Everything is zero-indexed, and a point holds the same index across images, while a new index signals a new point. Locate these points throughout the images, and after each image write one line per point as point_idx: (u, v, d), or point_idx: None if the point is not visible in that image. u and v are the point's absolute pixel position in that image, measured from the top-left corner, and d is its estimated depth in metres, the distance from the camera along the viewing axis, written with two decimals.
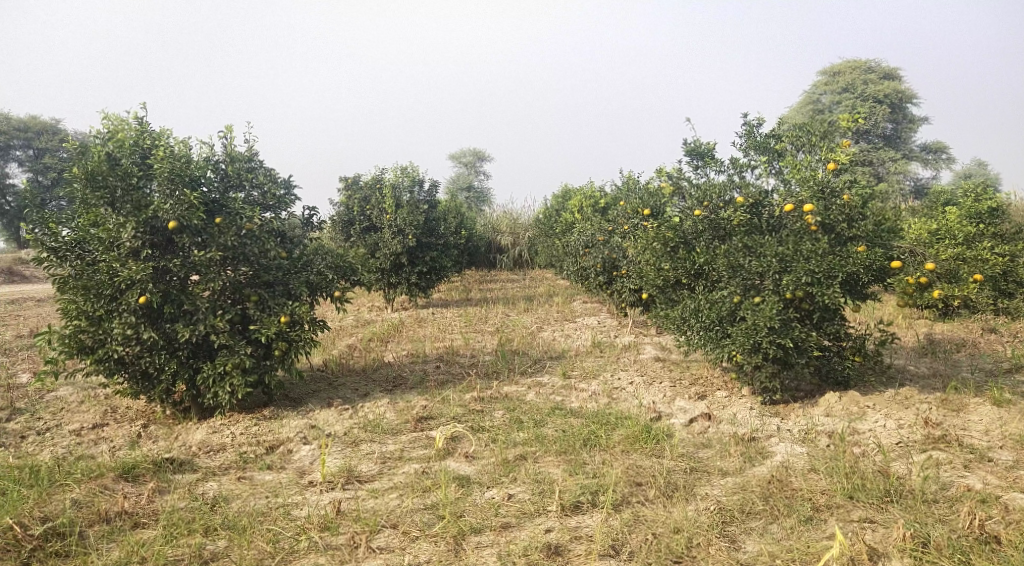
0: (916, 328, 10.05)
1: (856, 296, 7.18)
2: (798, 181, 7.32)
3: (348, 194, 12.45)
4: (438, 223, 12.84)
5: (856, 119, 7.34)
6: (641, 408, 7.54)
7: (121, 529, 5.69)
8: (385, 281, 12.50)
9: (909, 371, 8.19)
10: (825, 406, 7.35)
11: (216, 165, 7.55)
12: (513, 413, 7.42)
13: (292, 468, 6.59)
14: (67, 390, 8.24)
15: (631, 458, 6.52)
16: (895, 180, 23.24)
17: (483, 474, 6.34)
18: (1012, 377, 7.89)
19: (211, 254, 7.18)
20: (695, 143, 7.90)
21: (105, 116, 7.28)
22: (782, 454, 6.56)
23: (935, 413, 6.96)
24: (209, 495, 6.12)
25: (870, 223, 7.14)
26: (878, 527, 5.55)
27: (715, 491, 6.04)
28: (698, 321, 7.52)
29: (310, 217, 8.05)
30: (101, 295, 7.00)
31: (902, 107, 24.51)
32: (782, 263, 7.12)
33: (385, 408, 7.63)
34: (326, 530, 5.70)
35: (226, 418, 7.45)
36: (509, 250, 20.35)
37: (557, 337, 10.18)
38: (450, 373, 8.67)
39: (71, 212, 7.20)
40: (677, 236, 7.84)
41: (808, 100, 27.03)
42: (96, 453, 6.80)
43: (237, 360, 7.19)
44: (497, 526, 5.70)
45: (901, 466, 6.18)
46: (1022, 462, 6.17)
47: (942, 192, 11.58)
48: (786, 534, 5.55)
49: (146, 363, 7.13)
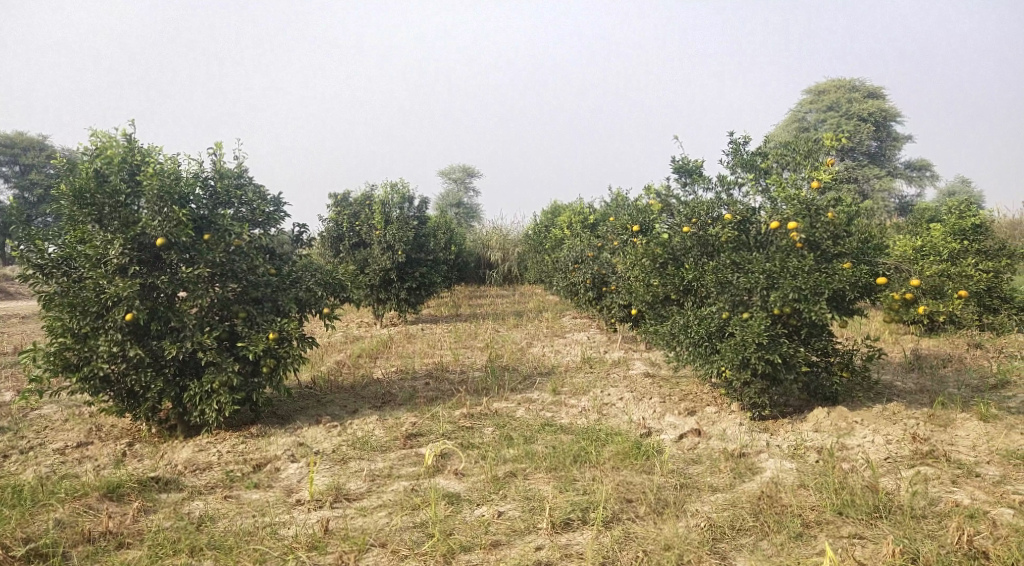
0: (903, 344, 10.10)
1: (843, 312, 7.23)
2: (783, 199, 7.37)
3: (337, 211, 12.44)
4: (427, 240, 12.84)
5: (840, 138, 7.40)
6: (630, 424, 7.54)
7: (106, 549, 5.64)
8: (374, 297, 12.48)
9: (897, 387, 8.22)
10: (814, 421, 7.36)
11: (205, 182, 7.54)
12: (503, 430, 7.41)
13: (280, 486, 6.55)
14: (53, 408, 8.19)
15: (621, 474, 6.51)
16: (881, 196, 23.39)
17: (473, 492, 6.33)
18: (999, 392, 7.92)
19: (199, 271, 7.16)
20: (683, 161, 7.94)
21: (93, 133, 7.27)
22: (771, 469, 6.57)
23: (923, 428, 6.99)
24: (195, 514, 6.08)
25: (855, 240, 7.19)
26: (867, 543, 5.55)
27: (704, 508, 6.04)
28: (687, 337, 7.54)
29: (299, 233, 8.05)
30: (87, 312, 6.96)
31: (887, 125, 24.71)
32: (769, 280, 7.14)
33: (374, 426, 7.60)
34: (314, 549, 5.66)
35: (214, 436, 7.41)
36: (497, 266, 20.36)
37: (546, 353, 10.18)
38: (439, 390, 8.66)
39: (57, 229, 7.17)
40: (666, 253, 7.86)
41: (794, 117, 27.22)
42: (81, 471, 6.74)
43: (225, 378, 7.16)
44: (486, 543, 5.67)
45: (889, 482, 6.19)
46: (1009, 477, 6.19)
47: (927, 209, 11.68)
48: (776, 551, 5.55)
49: (132, 381, 7.09)
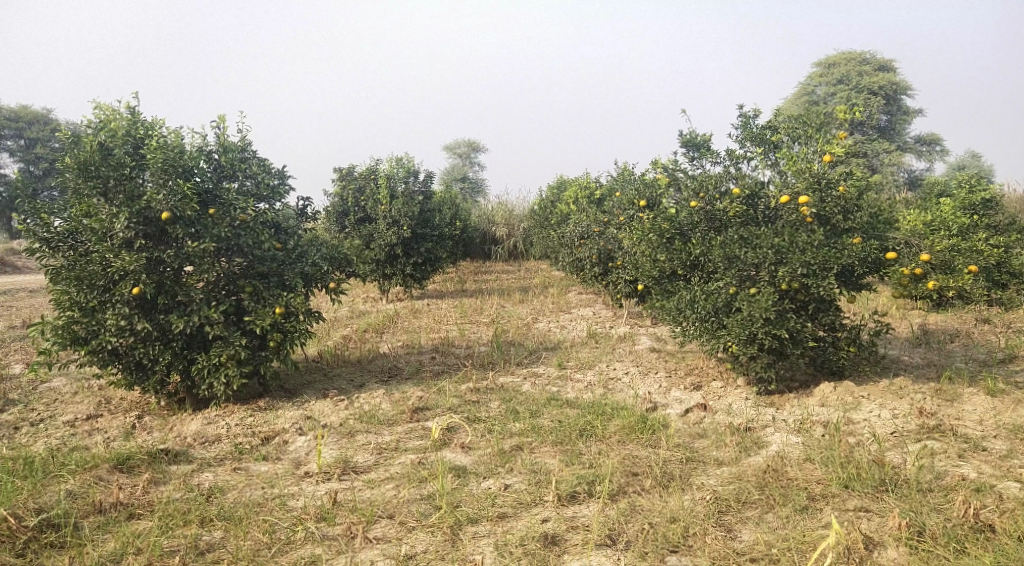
0: (910, 319, 10.10)
1: (851, 286, 7.23)
2: (794, 173, 7.34)
3: (342, 185, 12.42)
4: (433, 215, 12.82)
5: (852, 111, 7.33)
6: (637, 398, 7.56)
7: (116, 520, 5.68)
8: (380, 272, 12.50)
9: (903, 361, 8.23)
10: (820, 395, 7.37)
11: (210, 155, 7.54)
12: (510, 404, 7.43)
13: (288, 459, 6.58)
14: (61, 381, 8.23)
15: (628, 448, 6.54)
16: (889, 171, 23.26)
17: (480, 465, 6.36)
18: (1006, 366, 7.93)
19: (205, 245, 7.16)
20: (691, 134, 7.89)
21: (96, 106, 7.24)
22: (777, 444, 6.58)
23: (929, 402, 6.99)
24: (204, 485, 6.12)
25: (865, 215, 7.17)
26: (873, 516, 5.57)
27: (711, 481, 6.07)
28: (694, 312, 7.53)
29: (304, 207, 8.05)
30: (94, 285, 6.98)
31: (897, 99, 24.55)
32: (777, 254, 7.13)
33: (380, 400, 7.63)
34: (323, 521, 5.71)
35: (221, 409, 7.44)
36: (503, 242, 20.34)
37: (552, 328, 10.20)
38: (446, 364, 8.68)
39: (63, 203, 7.17)
40: (673, 228, 7.84)
41: (803, 91, 27.06)
42: (90, 444, 6.79)
43: (232, 351, 7.18)
44: (494, 516, 5.71)
45: (895, 456, 6.20)
46: (1016, 451, 6.20)
47: (937, 182, 11.63)
48: (782, 524, 5.57)
49: (140, 354, 7.11)
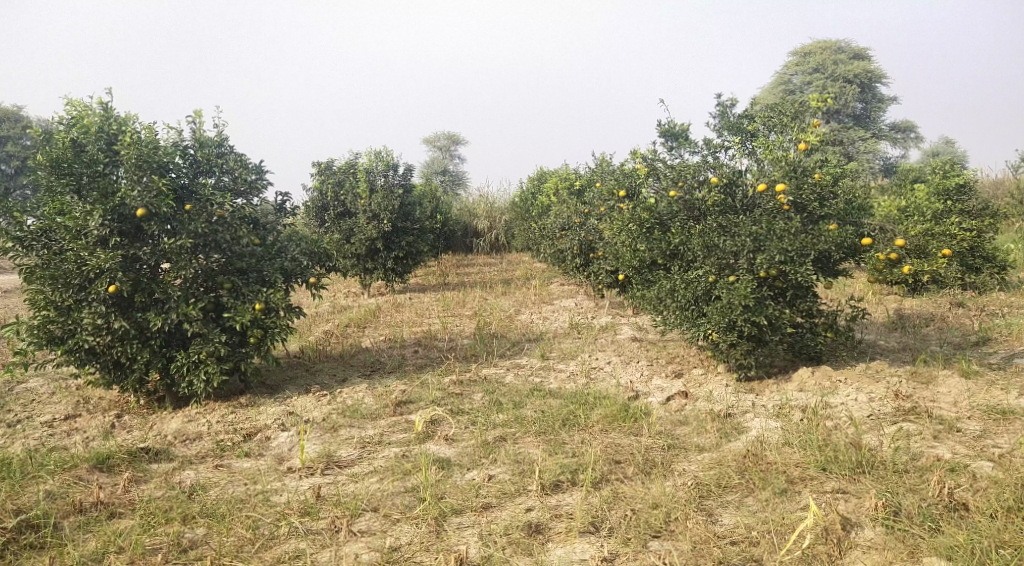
0: (887, 304, 10.22)
1: (828, 273, 7.31)
2: (770, 161, 7.41)
3: (321, 180, 12.40)
4: (414, 208, 12.83)
5: (827, 99, 7.40)
6: (618, 387, 7.62)
7: (98, 519, 5.69)
8: (360, 267, 12.51)
9: (880, 346, 8.33)
10: (799, 381, 7.46)
11: (185, 150, 7.53)
12: (493, 396, 7.48)
13: (271, 454, 6.61)
14: (40, 381, 8.21)
15: (610, 437, 6.60)
16: (866, 158, 23.41)
17: (463, 456, 6.40)
18: (980, 349, 8.05)
19: (181, 241, 7.16)
20: (669, 124, 7.95)
21: (68, 102, 7.21)
22: (757, 429, 6.66)
23: (906, 385, 7.09)
24: (187, 483, 6.14)
25: (840, 202, 7.26)
26: (850, 498, 5.66)
27: (691, 467, 6.14)
28: (674, 301, 7.61)
29: (283, 202, 8.02)
30: (70, 284, 6.96)
31: (872, 87, 24.74)
32: (756, 242, 7.20)
33: (363, 394, 7.65)
34: (307, 515, 5.74)
35: (203, 407, 7.45)
36: (485, 234, 20.36)
37: (534, 320, 10.25)
38: (428, 357, 8.72)
39: (36, 201, 7.14)
40: (652, 217, 7.88)
41: (780, 80, 27.19)
42: (70, 444, 6.78)
43: (212, 348, 7.19)
44: (477, 506, 5.76)
45: (872, 439, 6.29)
46: (990, 431, 6.30)
47: (911, 169, 11.75)
48: (761, 507, 5.65)
49: (118, 353, 7.10)
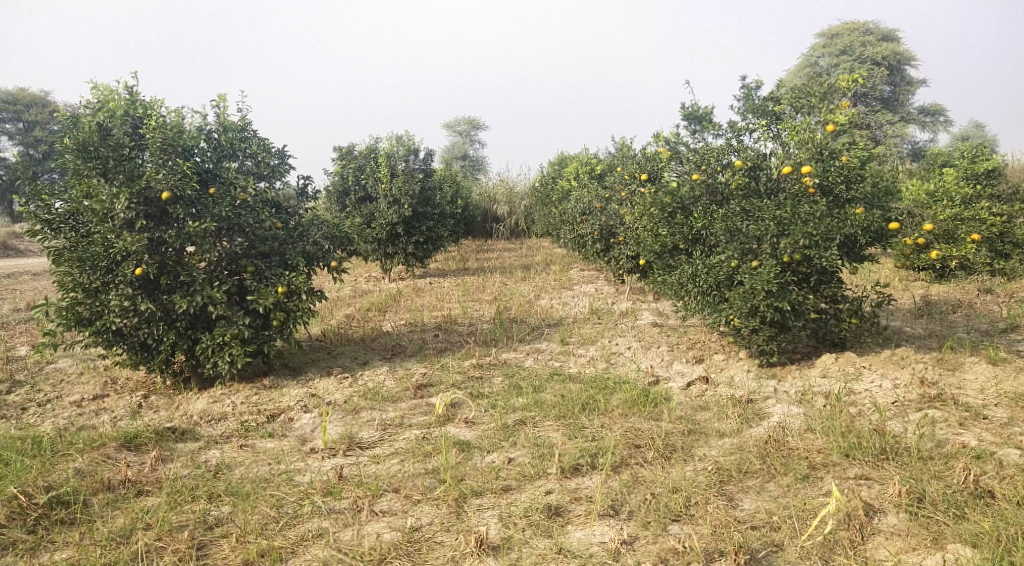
0: (913, 290, 10.11)
1: (853, 257, 7.23)
2: (796, 143, 7.34)
3: (342, 164, 12.40)
4: (434, 193, 12.81)
5: (857, 80, 7.26)
6: (639, 372, 7.60)
7: (125, 497, 5.74)
8: (381, 251, 12.55)
9: (904, 332, 8.25)
10: (822, 366, 7.41)
11: (209, 134, 7.55)
12: (513, 379, 7.48)
13: (293, 435, 6.63)
14: (66, 361, 8.30)
15: (630, 421, 6.58)
16: (892, 142, 23.15)
17: (483, 439, 6.40)
18: (1007, 336, 7.94)
19: (206, 225, 7.15)
20: (693, 107, 7.88)
21: (94, 86, 7.23)
22: (779, 415, 6.62)
23: (931, 371, 7.01)
24: (211, 462, 6.18)
25: (868, 185, 7.12)
26: (874, 484, 5.61)
27: (713, 452, 6.11)
28: (695, 286, 7.56)
29: (305, 186, 8.05)
30: (97, 266, 6.99)
31: (901, 69, 24.47)
32: (780, 226, 7.12)
33: (384, 376, 7.68)
34: (329, 495, 5.76)
35: (226, 388, 7.50)
36: (505, 219, 20.36)
37: (554, 305, 10.24)
38: (448, 341, 8.72)
39: (64, 184, 7.16)
40: (675, 202, 7.87)
41: (806, 62, 26.92)
42: (97, 423, 6.84)
43: (236, 330, 7.23)
44: (498, 488, 5.76)
45: (896, 425, 6.24)
46: (1017, 419, 6.22)
47: (940, 153, 11.60)
48: (783, 492, 5.62)
49: (144, 334, 7.13)
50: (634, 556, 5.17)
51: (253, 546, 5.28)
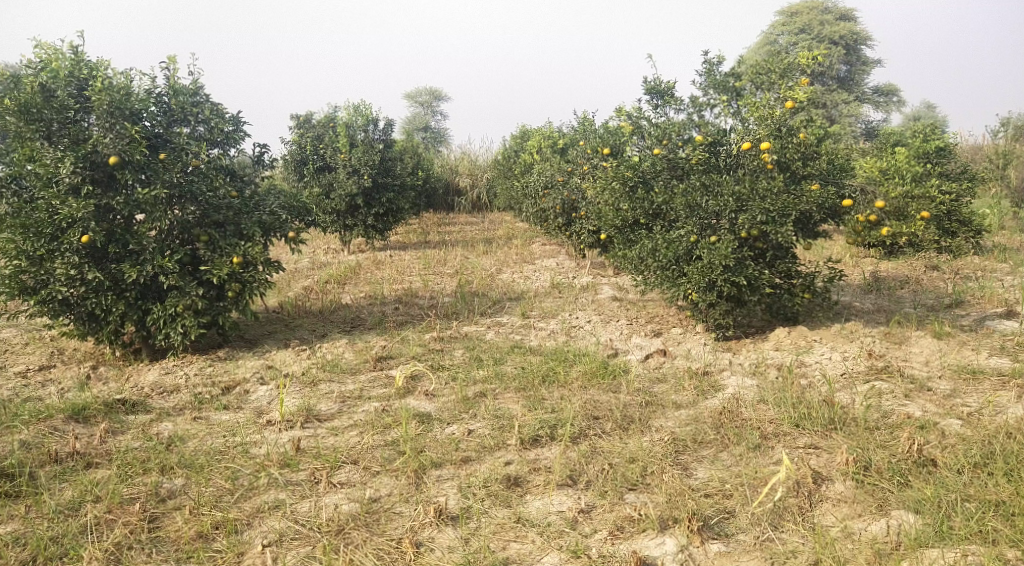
0: (864, 266, 10.34)
1: (808, 233, 7.35)
2: (756, 119, 7.44)
3: (300, 133, 12.28)
4: (394, 163, 12.77)
5: (815, 57, 7.39)
6: (598, 345, 7.72)
7: (74, 469, 5.72)
8: (341, 223, 12.43)
9: (855, 306, 8.46)
10: (775, 340, 7.58)
11: (159, 98, 7.44)
12: (474, 352, 7.55)
13: (250, 407, 6.64)
14: (12, 332, 8.19)
15: (589, 393, 6.68)
16: (848, 121, 23.44)
17: (443, 411, 6.47)
18: (953, 311, 8.19)
19: (156, 192, 7.09)
20: (655, 82, 7.95)
21: (37, 45, 7.11)
22: (733, 387, 6.77)
23: (879, 345, 7.22)
24: (164, 435, 6.17)
25: (824, 161, 7.28)
26: (822, 453, 5.79)
27: (669, 423, 6.24)
28: (655, 260, 7.64)
29: (260, 154, 8.02)
30: (41, 233, 6.90)
31: (857, 49, 24.80)
32: (738, 202, 7.24)
33: (343, 349, 7.71)
34: (287, 467, 5.80)
35: (179, 359, 7.47)
36: (466, 192, 20.38)
37: (516, 279, 10.31)
38: (409, 314, 8.75)
39: (5, 147, 7.06)
40: (636, 176, 7.97)
41: (765, 41, 27.17)
42: (44, 394, 6.78)
43: (189, 302, 7.19)
44: (457, 459, 5.83)
45: (845, 397, 6.41)
46: (959, 391, 6.43)
47: (892, 132, 11.82)
48: (735, 461, 5.77)
49: (92, 304, 7.06)
50: (590, 524, 5.29)
51: (207, 518, 5.31)
